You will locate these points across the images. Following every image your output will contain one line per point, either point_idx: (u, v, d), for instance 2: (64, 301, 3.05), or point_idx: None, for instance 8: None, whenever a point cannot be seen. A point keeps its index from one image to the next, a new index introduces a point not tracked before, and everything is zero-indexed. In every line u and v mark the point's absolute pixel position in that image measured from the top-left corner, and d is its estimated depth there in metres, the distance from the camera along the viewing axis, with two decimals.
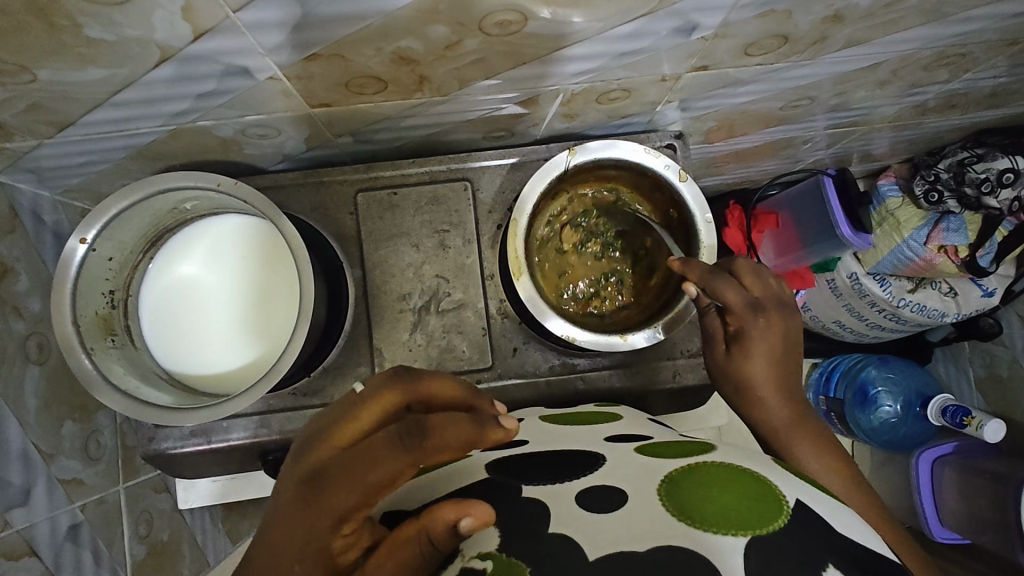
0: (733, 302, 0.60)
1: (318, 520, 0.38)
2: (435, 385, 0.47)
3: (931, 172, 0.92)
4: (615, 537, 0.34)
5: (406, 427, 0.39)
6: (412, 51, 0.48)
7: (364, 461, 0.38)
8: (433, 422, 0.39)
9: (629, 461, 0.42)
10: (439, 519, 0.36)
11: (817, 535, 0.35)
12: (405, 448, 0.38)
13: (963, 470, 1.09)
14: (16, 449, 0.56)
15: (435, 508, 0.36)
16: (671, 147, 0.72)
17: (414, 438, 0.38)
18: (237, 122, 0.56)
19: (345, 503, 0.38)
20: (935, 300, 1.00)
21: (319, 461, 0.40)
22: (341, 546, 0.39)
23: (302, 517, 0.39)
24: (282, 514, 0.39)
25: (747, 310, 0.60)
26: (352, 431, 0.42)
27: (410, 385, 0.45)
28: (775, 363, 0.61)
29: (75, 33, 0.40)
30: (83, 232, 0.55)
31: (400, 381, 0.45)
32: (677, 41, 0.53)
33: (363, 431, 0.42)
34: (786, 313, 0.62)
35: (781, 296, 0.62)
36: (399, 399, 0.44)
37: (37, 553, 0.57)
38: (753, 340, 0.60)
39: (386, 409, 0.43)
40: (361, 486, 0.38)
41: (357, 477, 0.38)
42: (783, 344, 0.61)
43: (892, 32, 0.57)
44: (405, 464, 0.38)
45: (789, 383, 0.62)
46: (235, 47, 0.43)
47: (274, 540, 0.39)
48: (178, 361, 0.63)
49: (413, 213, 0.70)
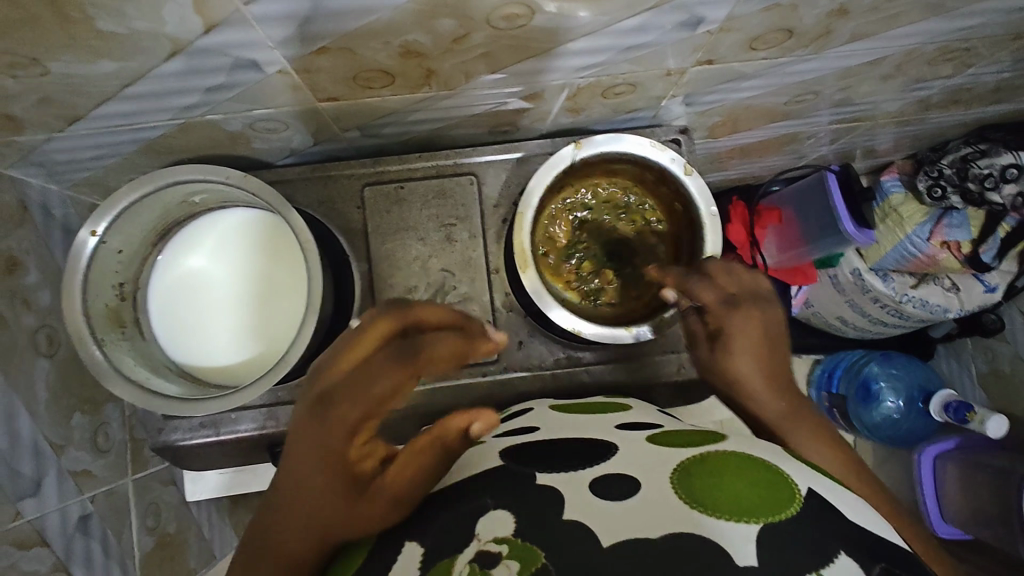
0: (709, 300, 0.61)
1: (336, 427, 0.43)
2: (425, 312, 0.51)
3: (935, 168, 0.91)
4: (631, 525, 0.34)
5: (400, 346, 0.47)
6: (420, 44, 0.49)
7: (368, 378, 0.44)
8: (424, 341, 0.48)
9: (640, 451, 0.42)
10: (452, 427, 0.46)
11: (827, 525, 0.36)
12: (402, 361, 0.46)
13: (965, 466, 1.10)
14: (27, 441, 0.57)
15: (448, 419, 0.46)
16: (675, 142, 0.73)
17: (408, 352, 0.46)
18: (246, 116, 0.57)
19: (355, 416, 0.44)
20: (938, 295, 0.99)
21: (326, 386, 0.45)
22: (356, 455, 0.44)
23: (320, 433, 0.43)
24: (300, 436, 0.44)
25: (724, 307, 0.61)
26: (354, 356, 0.47)
27: (400, 316, 0.50)
28: (761, 351, 0.60)
29: (87, 26, 0.40)
30: (95, 224, 0.55)
31: (391, 310, 0.50)
32: (683, 35, 0.53)
33: (365, 355, 0.46)
34: (763, 306, 0.61)
35: (758, 289, 0.62)
36: (390, 326, 0.49)
37: (48, 543, 0.58)
38: (733, 334, 0.60)
39: (379, 336, 0.48)
40: (368, 398, 0.44)
41: (363, 392, 0.44)
42: (766, 334, 0.60)
43: (897, 26, 0.57)
44: (404, 374, 0.46)
45: (780, 371, 0.60)
46: (246, 40, 0.44)
47: (298, 457, 0.43)
48: (187, 353, 0.64)
49: (419, 207, 0.71)
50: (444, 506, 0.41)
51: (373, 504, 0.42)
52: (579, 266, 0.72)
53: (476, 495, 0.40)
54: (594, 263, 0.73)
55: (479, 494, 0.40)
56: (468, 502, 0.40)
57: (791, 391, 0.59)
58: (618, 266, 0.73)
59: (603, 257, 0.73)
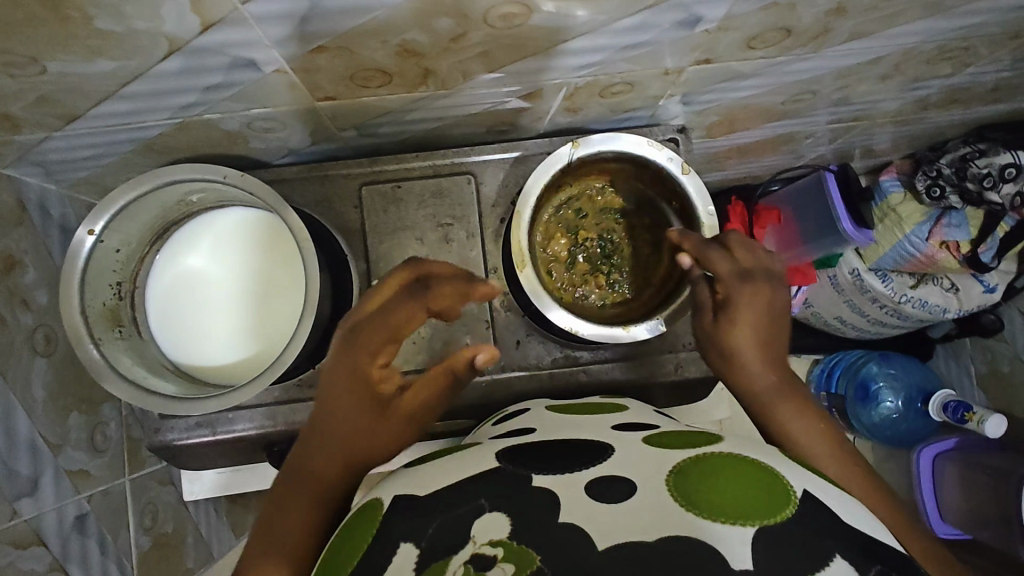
0: (721, 270, 0.59)
1: (363, 361, 0.51)
2: (441, 263, 0.55)
3: (934, 167, 0.92)
4: (626, 529, 0.34)
5: (413, 287, 0.53)
6: (418, 43, 0.49)
7: (386, 316, 0.51)
8: (432, 284, 0.53)
9: (637, 453, 0.42)
10: (461, 359, 0.54)
11: (823, 525, 0.36)
12: (414, 300, 0.52)
13: (965, 467, 1.10)
14: (24, 440, 0.57)
15: (459, 352, 0.54)
16: (673, 141, 0.73)
17: (418, 293, 0.53)
18: (243, 116, 0.57)
19: (376, 347, 0.51)
20: (936, 295, 0.99)
21: (351, 324, 0.51)
22: (378, 380, 0.51)
23: (347, 362, 0.50)
24: (332, 364, 0.51)
25: (735, 278, 0.59)
26: (377, 299, 0.52)
27: (413, 266, 0.54)
28: (766, 330, 0.57)
29: (84, 24, 0.40)
30: (92, 223, 0.55)
31: (410, 261, 0.55)
32: (681, 34, 0.53)
33: (384, 300, 0.52)
34: (775, 286, 0.59)
35: (773, 269, 0.60)
36: (406, 274, 0.54)
37: (45, 543, 0.58)
38: (741, 306, 0.58)
39: (397, 283, 0.53)
40: (388, 333, 0.51)
41: (382, 327, 0.51)
42: (772, 314, 0.58)
43: (895, 25, 0.57)
44: (415, 311, 0.52)
45: (781, 355, 0.57)
46: (243, 39, 0.44)
47: (330, 380, 0.51)
48: (184, 352, 0.64)
49: (416, 207, 0.71)
50: (444, 504, 0.40)
51: (394, 425, 0.51)
52: (575, 271, 0.72)
53: (473, 495, 0.40)
54: (592, 263, 0.73)
55: (475, 494, 0.40)
56: (464, 503, 0.40)
57: (791, 376, 0.57)
58: (614, 272, 0.73)
59: (599, 263, 0.73)
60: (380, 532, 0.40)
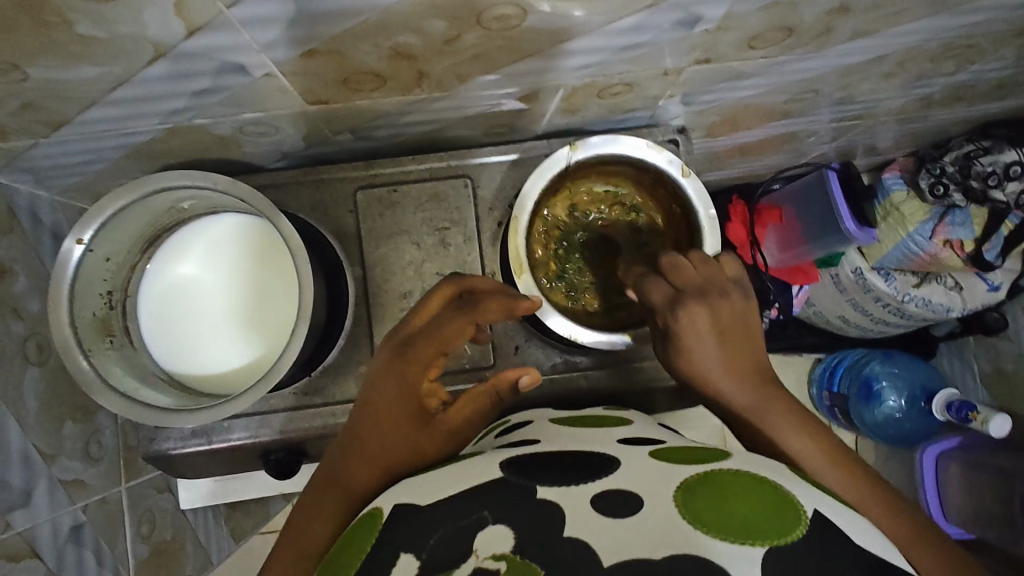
0: (655, 299, 0.57)
1: (415, 373, 0.54)
2: (480, 282, 0.58)
3: (937, 165, 0.90)
4: (636, 544, 0.34)
5: (460, 302, 0.57)
6: (411, 46, 0.47)
7: (435, 329, 0.55)
8: (479, 300, 0.56)
9: (648, 466, 0.40)
10: (506, 379, 0.57)
11: (829, 548, 0.35)
12: (463, 312, 0.56)
13: (966, 465, 1.10)
14: (16, 451, 0.56)
15: (503, 372, 0.57)
16: (673, 142, 0.72)
17: (465, 305, 0.56)
18: (235, 120, 0.56)
19: (425, 359, 0.54)
20: (940, 294, 0.98)
21: (401, 336, 0.55)
22: (425, 392, 0.54)
23: (396, 369, 0.53)
24: (378, 375, 0.54)
25: (669, 306, 0.56)
26: (424, 315, 0.56)
27: (460, 281, 0.57)
28: (717, 342, 0.54)
29: (66, 30, 0.39)
30: (80, 232, 0.54)
31: (454, 279, 0.58)
32: (679, 34, 0.52)
33: (431, 316, 0.56)
34: (719, 294, 0.56)
35: (714, 278, 0.57)
36: (451, 290, 0.57)
37: (39, 554, 0.57)
38: (682, 332, 0.54)
39: (442, 299, 0.57)
40: (437, 345, 0.55)
41: (434, 339, 0.55)
42: (721, 325, 0.55)
43: (899, 23, 0.56)
44: (464, 322, 0.56)
45: (747, 359, 0.54)
46: (230, 44, 0.43)
47: (375, 389, 0.53)
48: (179, 362, 0.63)
49: (413, 210, 0.70)
50: (447, 515, 0.39)
51: (435, 441, 0.51)
52: (568, 282, 0.71)
53: (475, 507, 0.38)
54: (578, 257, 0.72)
55: (475, 507, 0.39)
56: (462, 516, 0.38)
57: (768, 387, 0.53)
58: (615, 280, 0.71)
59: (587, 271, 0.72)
60: (376, 547, 0.39)
